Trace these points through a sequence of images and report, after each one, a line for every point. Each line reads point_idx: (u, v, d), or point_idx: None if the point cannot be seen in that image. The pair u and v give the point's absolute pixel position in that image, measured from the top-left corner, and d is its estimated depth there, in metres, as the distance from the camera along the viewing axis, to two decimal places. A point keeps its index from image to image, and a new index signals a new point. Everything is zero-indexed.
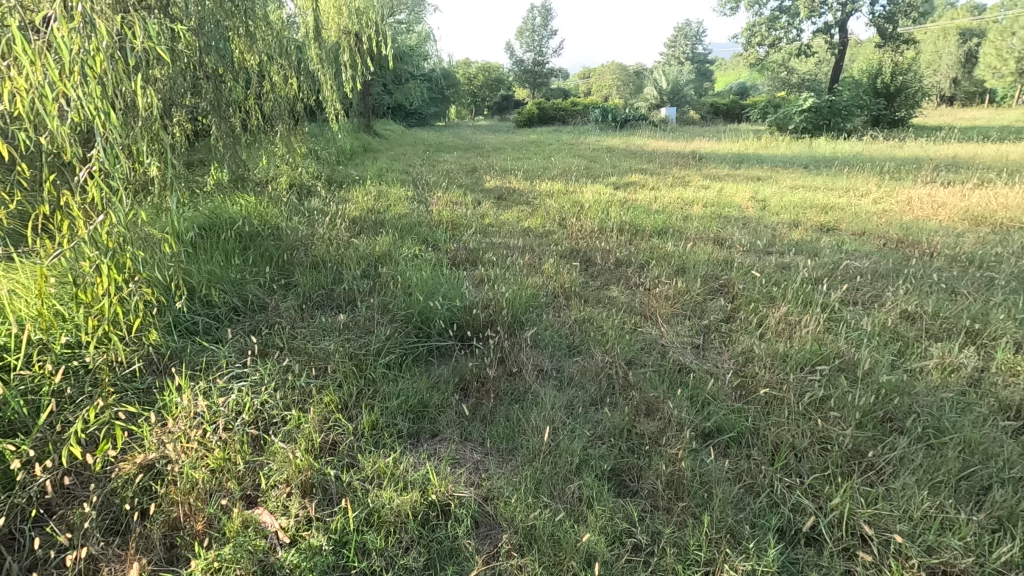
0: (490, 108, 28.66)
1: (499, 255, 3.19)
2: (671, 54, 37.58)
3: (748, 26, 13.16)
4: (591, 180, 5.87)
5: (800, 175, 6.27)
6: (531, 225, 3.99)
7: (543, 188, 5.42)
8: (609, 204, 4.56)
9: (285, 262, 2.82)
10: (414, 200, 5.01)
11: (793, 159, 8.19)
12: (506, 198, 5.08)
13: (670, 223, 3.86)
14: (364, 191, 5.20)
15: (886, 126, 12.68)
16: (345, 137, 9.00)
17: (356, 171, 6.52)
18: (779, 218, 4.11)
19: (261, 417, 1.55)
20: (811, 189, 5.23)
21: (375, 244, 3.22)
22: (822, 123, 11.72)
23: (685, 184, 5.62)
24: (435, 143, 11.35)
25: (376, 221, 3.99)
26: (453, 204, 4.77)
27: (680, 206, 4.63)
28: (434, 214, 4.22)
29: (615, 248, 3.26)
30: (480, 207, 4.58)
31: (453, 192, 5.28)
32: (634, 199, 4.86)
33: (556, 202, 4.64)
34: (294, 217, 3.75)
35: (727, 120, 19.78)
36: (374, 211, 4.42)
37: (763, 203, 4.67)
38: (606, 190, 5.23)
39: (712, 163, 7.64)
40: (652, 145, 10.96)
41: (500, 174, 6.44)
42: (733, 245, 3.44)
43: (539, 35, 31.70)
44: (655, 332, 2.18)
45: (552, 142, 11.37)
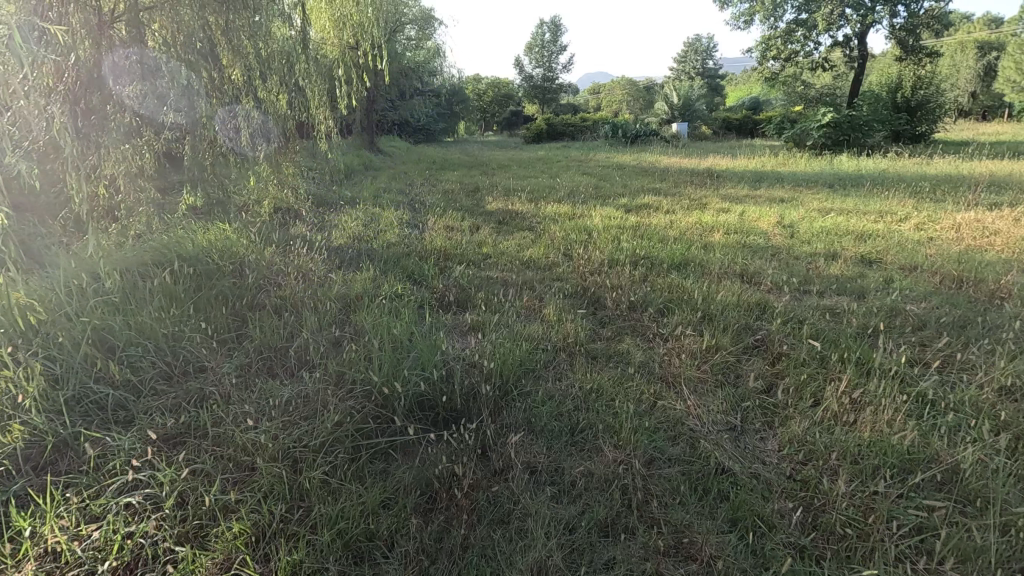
0: (498, 123, 28.44)
1: (495, 295, 2.77)
2: (681, 69, 37.33)
3: (762, 39, 12.73)
4: (600, 201, 5.44)
5: (826, 195, 5.81)
6: (533, 256, 3.58)
7: (549, 211, 5.01)
8: (620, 231, 4.14)
9: (242, 307, 2.42)
10: (408, 225, 4.62)
11: (815, 178, 7.72)
12: (508, 222, 4.68)
13: (689, 254, 3.42)
14: (356, 214, 4.83)
15: (907, 141, 12.19)
16: (344, 155, 8.67)
17: (351, 191, 6.17)
18: (811, 247, 3.66)
19: (141, 557, 1.13)
20: (842, 213, 4.76)
21: (352, 282, 2.82)
22: (842, 139, 11.25)
23: (702, 207, 5.18)
24: (439, 160, 11.01)
25: (362, 251, 3.60)
26: (449, 230, 4.37)
27: (699, 232, 4.20)
28: (426, 242, 3.83)
29: (627, 287, 2.84)
30: (478, 234, 4.17)
31: (450, 215, 4.89)
32: (648, 224, 4.44)
33: (561, 228, 4.23)
34: (268, 249, 3.37)
35: (740, 135, 19.37)
36: (362, 237, 4.04)
37: (792, 228, 4.22)
38: (616, 213, 4.81)
39: (729, 182, 7.18)
40: (665, 161, 10.54)
41: (503, 195, 6.06)
42: (763, 282, 3.00)
43: (548, 51, 31.54)
44: (680, 407, 1.74)
45: (560, 159, 11.00)
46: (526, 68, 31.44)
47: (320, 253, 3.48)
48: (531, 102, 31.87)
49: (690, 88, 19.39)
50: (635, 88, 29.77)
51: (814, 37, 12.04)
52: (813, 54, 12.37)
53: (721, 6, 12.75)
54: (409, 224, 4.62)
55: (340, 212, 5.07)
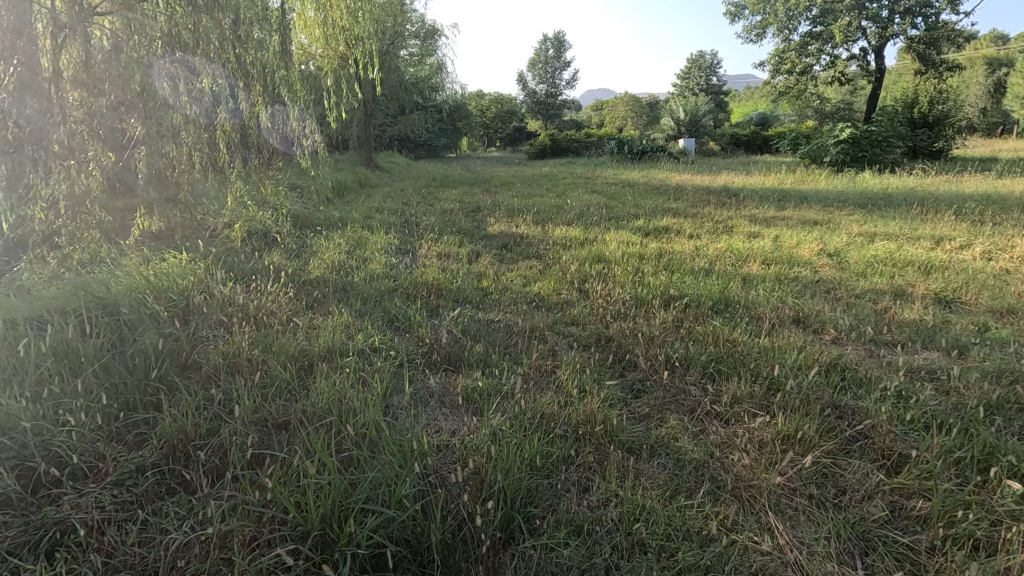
0: (501, 140, 28.06)
1: (496, 350, 2.24)
2: (686, 86, 37.15)
3: (775, 52, 12.24)
4: (614, 224, 4.89)
5: (862, 217, 5.25)
6: (542, 293, 3.03)
7: (558, 235, 4.46)
8: (642, 261, 3.58)
9: (170, 373, 1.88)
10: (398, 252, 4.09)
11: (840, 197, 7.17)
12: (511, 248, 4.13)
13: (729, 292, 2.86)
14: (340, 238, 4.30)
15: (926, 158, 11.71)
16: (339, 172, 8.19)
17: (340, 212, 5.65)
18: (870, 282, 3.09)
19: None
20: (891, 238, 4.20)
21: (318, 332, 2.27)
22: (861, 155, 10.72)
23: (730, 231, 4.62)
24: (439, 176, 10.50)
25: (340, 287, 3.06)
26: (445, 258, 3.84)
27: (733, 263, 3.63)
28: (417, 274, 3.29)
29: (662, 340, 2.28)
30: (478, 263, 3.64)
31: (447, 240, 4.35)
32: (673, 252, 3.88)
33: (572, 257, 3.68)
34: (228, 283, 2.84)
35: (749, 151, 18.92)
36: (344, 266, 3.50)
37: (839, 258, 3.66)
38: (635, 239, 4.25)
39: (750, 201, 6.64)
40: (676, 178, 10.02)
41: (506, 216, 5.52)
42: (827, 331, 2.43)
43: (551, 67, 31.28)
44: (767, 549, 1.18)
45: (566, 176, 10.49)
46: (530, 84, 31.11)
47: (289, 289, 2.95)
48: (534, 118, 31.57)
49: (698, 104, 18.93)
50: (639, 103, 29.42)
51: (830, 50, 11.54)
52: (830, 68, 11.86)
53: (732, 19, 12.28)
54: (400, 251, 4.09)
55: (325, 235, 4.54)
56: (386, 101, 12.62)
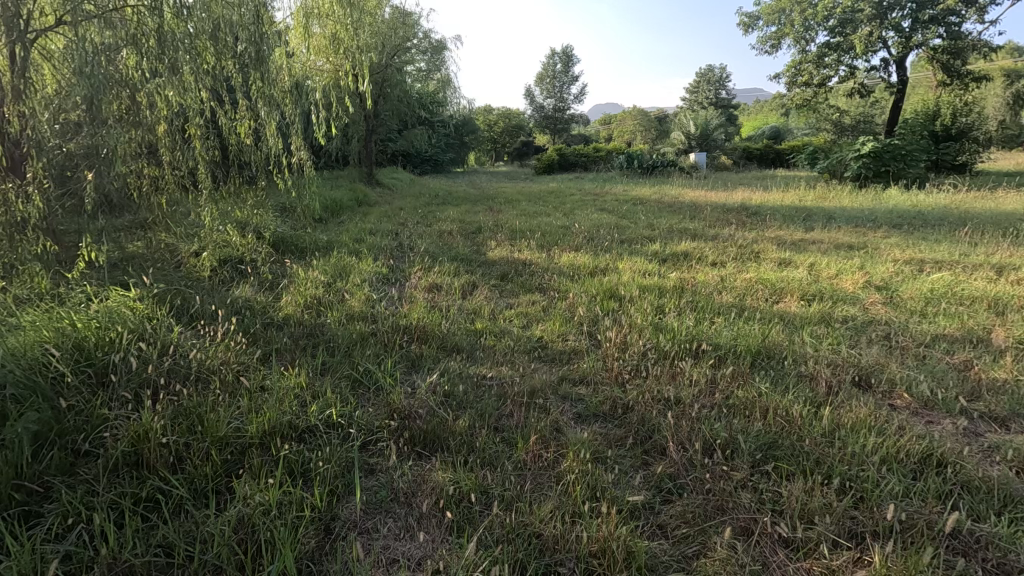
0: (509, 155, 27.78)
1: (486, 426, 1.79)
2: (696, 100, 36.83)
3: (791, 63, 11.79)
4: (627, 250, 4.43)
5: (902, 240, 4.75)
6: (545, 339, 2.57)
7: (565, 262, 4.01)
8: (662, 296, 3.11)
9: (56, 467, 1.44)
10: (386, 282, 3.65)
11: (869, 216, 6.66)
12: (512, 278, 3.68)
13: (769, 339, 2.39)
14: (323, 266, 3.88)
15: (948, 172, 11.19)
16: (335, 190, 7.81)
17: (329, 235, 5.23)
18: (937, 326, 2.60)
19: None
20: (943, 268, 3.69)
21: (265, 401, 1.82)
22: (884, 170, 10.19)
23: (757, 258, 4.14)
24: (442, 193, 10.08)
25: (310, 331, 2.62)
26: (437, 291, 3.40)
27: (766, 298, 3.16)
28: (401, 312, 2.84)
29: (696, 410, 1.81)
30: (472, 299, 3.20)
31: (442, 268, 3.91)
32: (696, 284, 3.41)
33: (580, 291, 3.22)
34: (175, 328, 2.42)
35: (762, 165, 18.44)
36: (320, 301, 3.06)
37: (890, 292, 3.16)
38: (651, 267, 3.78)
39: (772, 221, 6.16)
40: (690, 195, 9.56)
41: (508, 238, 5.08)
42: (899, 397, 1.95)
43: (560, 81, 31.05)
44: None
45: (574, 193, 10.07)
46: (537, 99, 30.89)
47: (249, 334, 2.51)
48: (541, 132, 31.29)
49: (709, 117, 18.49)
50: (648, 118, 29.06)
51: (849, 62, 11.06)
52: (849, 80, 11.38)
53: (746, 30, 11.86)
54: (387, 282, 3.65)
55: (307, 262, 4.12)
56: (391, 116, 12.31)
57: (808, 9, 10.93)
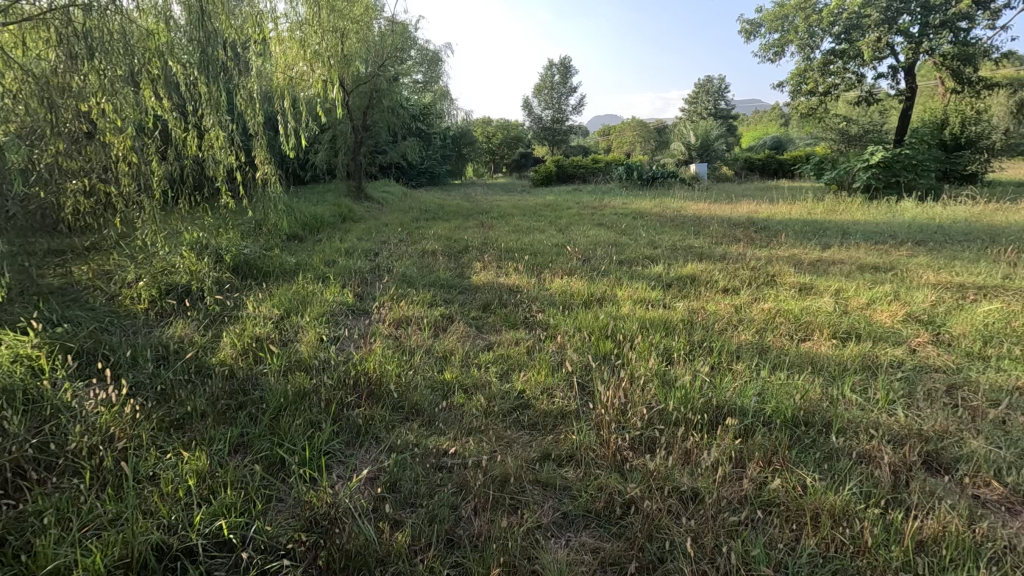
0: (507, 166, 27.43)
1: (438, 541, 1.32)
2: (695, 111, 36.60)
3: (796, 70, 11.37)
4: (627, 273, 3.96)
5: (932, 261, 4.28)
6: (527, 396, 2.10)
7: (556, 288, 3.55)
8: (667, 334, 2.65)
9: None
10: (350, 315, 3.19)
11: (886, 230, 6.20)
12: (495, 309, 3.22)
13: (804, 396, 1.91)
14: (282, 295, 3.42)
15: (957, 181, 10.78)
16: (318, 206, 7.37)
17: (300, 257, 4.78)
18: (1006, 376, 2.12)
19: None
20: (990, 296, 3.22)
21: (142, 506, 1.36)
22: (893, 181, 9.77)
23: (774, 283, 3.67)
24: (433, 207, 9.65)
25: (240, 384, 2.15)
26: (407, 326, 2.94)
27: (789, 335, 2.69)
28: (356, 358, 2.38)
29: (720, 516, 1.34)
30: (446, 337, 2.73)
31: (417, 296, 3.46)
32: (706, 317, 2.94)
33: (571, 327, 2.76)
34: (68, 382, 1.95)
35: (764, 176, 18.04)
36: (264, 343, 2.60)
37: (937, 327, 2.69)
38: (653, 295, 3.32)
39: (784, 238, 5.69)
40: (693, 208, 9.12)
41: (496, 260, 4.61)
42: (986, 487, 1.49)
43: (559, 92, 30.68)
44: None
45: (571, 206, 9.64)
46: (536, 110, 30.56)
47: (164, 390, 2.04)
48: (540, 143, 31.00)
49: (709, 127, 18.07)
50: (648, 129, 28.74)
51: (856, 69, 10.65)
52: (855, 88, 10.98)
53: (748, 36, 11.49)
54: (351, 314, 3.18)
55: (267, 291, 3.66)
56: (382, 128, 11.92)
57: (812, 15, 10.54)
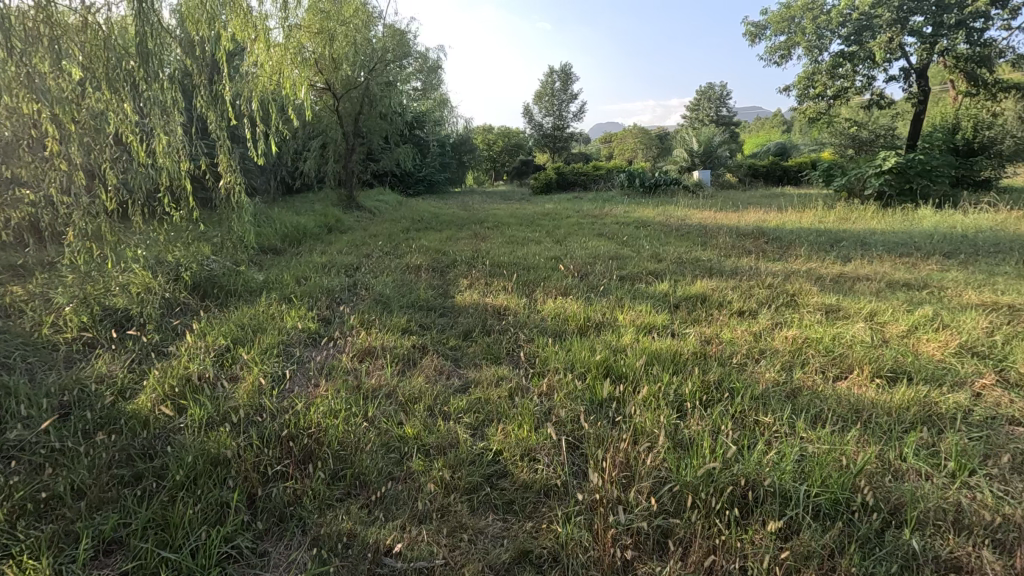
0: (508, 174, 27.12)
1: None
2: (697, 117, 36.34)
3: (804, 73, 10.97)
4: (628, 292, 3.53)
5: (967, 276, 3.85)
6: (503, 462, 1.67)
7: (548, 310, 3.13)
8: (677, 372, 2.22)
9: None
10: (310, 346, 2.78)
11: (907, 240, 5.78)
12: (476, 338, 2.79)
13: (858, 468, 1.48)
14: (236, 321, 3.01)
15: (970, 188, 10.18)
16: (302, 217, 6.99)
17: (272, 273, 4.37)
18: None
19: None
20: None
21: None
22: (907, 187, 9.38)
23: (795, 304, 3.24)
24: (427, 216, 9.27)
25: (147, 443, 1.74)
26: (371, 361, 2.52)
27: (821, 373, 2.26)
28: (300, 405, 1.96)
29: None
30: (413, 376, 2.31)
31: (389, 321, 3.04)
32: (721, 348, 2.51)
33: (563, 363, 2.33)
34: None
35: (768, 183, 17.66)
36: (196, 384, 2.19)
37: (1000, 363, 2.25)
38: (659, 320, 2.90)
39: (798, 250, 5.27)
40: (697, 216, 8.71)
41: (484, 276, 4.20)
42: None
43: (560, 100, 30.38)
44: None
45: (570, 215, 9.24)
46: (536, 117, 30.30)
47: (45, 458, 1.63)
48: (541, 151, 30.71)
49: (713, 133, 17.67)
50: (649, 136, 28.44)
51: (866, 72, 10.26)
52: (866, 91, 10.57)
53: (753, 39, 11.11)
54: (311, 345, 2.77)
55: (223, 315, 3.25)
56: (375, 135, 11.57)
57: (820, 16, 10.17)
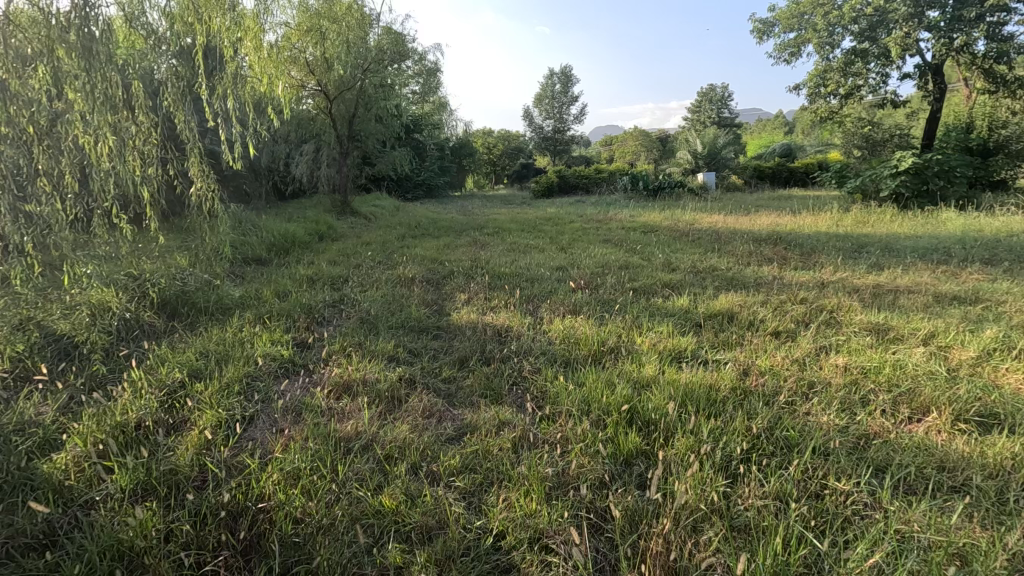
0: (508, 177, 26.74)
1: None
2: (699, 119, 36.06)
3: (814, 71, 10.60)
4: (645, 309, 3.15)
5: (1019, 288, 3.46)
6: (507, 551, 1.29)
7: (556, 332, 2.75)
8: (717, 416, 1.84)
9: None
10: (282, 377, 2.40)
11: (937, 245, 5.39)
12: (474, 368, 2.40)
13: (987, 573, 1.12)
14: (199, 348, 2.63)
15: (986, 187, 9.76)
16: (291, 224, 6.62)
17: (251, 287, 3.99)
18: None
19: None
20: None
21: None
22: (923, 188, 8.99)
23: (836, 323, 2.85)
24: (425, 222, 8.90)
25: (48, 527, 1.35)
26: (349, 399, 2.14)
27: (890, 415, 1.88)
28: (253, 468, 1.58)
29: None
30: (398, 421, 1.93)
31: (375, 346, 2.67)
32: (763, 382, 2.13)
33: (577, 405, 1.95)
34: None
35: (774, 185, 17.29)
36: (134, 432, 1.80)
37: None
38: (685, 345, 2.51)
39: (820, 257, 4.89)
40: (706, 220, 8.34)
41: (483, 289, 3.81)
42: None
43: (561, 102, 30.02)
44: None
45: (574, 220, 8.88)
46: (536, 120, 30.03)
47: None
48: (541, 154, 30.39)
49: (716, 135, 17.31)
50: (651, 139, 28.08)
51: (879, 69, 9.89)
52: (878, 90, 10.20)
53: (761, 36, 10.75)
54: (283, 376, 2.39)
55: (187, 339, 2.87)
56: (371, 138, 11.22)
57: (831, 12, 9.81)
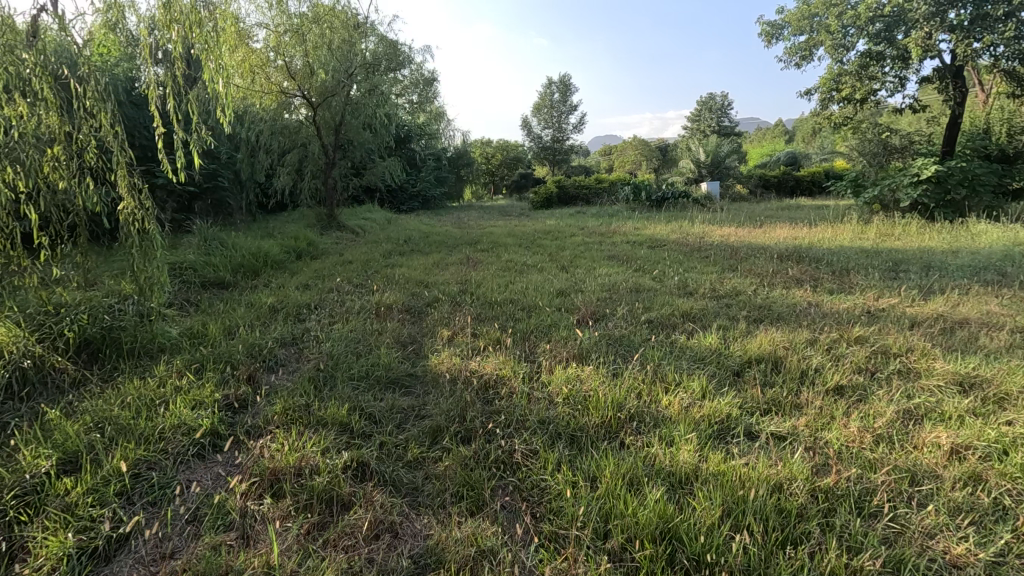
0: (507, 188, 26.19)
1: None
2: (699, 128, 35.64)
3: (827, 75, 10.06)
4: (667, 352, 2.55)
5: None
6: None
7: (558, 389, 2.15)
8: (799, 548, 1.25)
9: None
10: (195, 459, 1.80)
11: (985, 262, 4.78)
12: (450, 447, 1.79)
13: None
14: (92, 414, 2.00)
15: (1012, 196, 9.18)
16: (266, 241, 6.03)
17: (198, 320, 3.39)
18: None
19: None
20: None
21: None
22: (947, 198, 8.41)
23: (913, 374, 2.25)
24: (416, 236, 8.34)
25: None
26: (273, 502, 1.54)
27: None
28: None
29: None
30: (329, 550, 1.33)
31: (325, 410, 2.06)
32: (847, 474, 1.54)
33: (591, 524, 1.35)
34: None
35: (780, 194, 16.75)
36: None
37: None
38: (729, 412, 1.91)
39: (857, 278, 4.29)
40: (717, 233, 7.77)
41: (472, 323, 3.20)
42: None
43: (559, 111, 29.53)
44: None
45: (575, 232, 8.31)
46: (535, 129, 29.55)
47: None
48: (540, 163, 29.90)
49: (721, 143, 16.75)
50: (652, 148, 27.59)
51: (897, 72, 9.34)
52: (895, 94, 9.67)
53: (770, 40, 10.24)
54: (196, 459, 1.79)
55: (90, 398, 2.25)
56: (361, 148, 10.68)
57: (846, 12, 9.30)
